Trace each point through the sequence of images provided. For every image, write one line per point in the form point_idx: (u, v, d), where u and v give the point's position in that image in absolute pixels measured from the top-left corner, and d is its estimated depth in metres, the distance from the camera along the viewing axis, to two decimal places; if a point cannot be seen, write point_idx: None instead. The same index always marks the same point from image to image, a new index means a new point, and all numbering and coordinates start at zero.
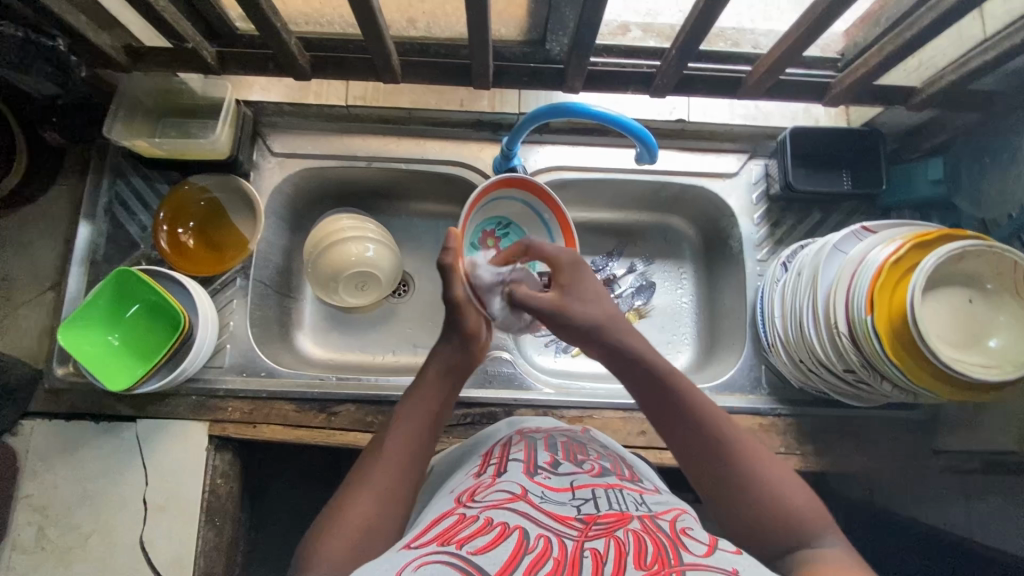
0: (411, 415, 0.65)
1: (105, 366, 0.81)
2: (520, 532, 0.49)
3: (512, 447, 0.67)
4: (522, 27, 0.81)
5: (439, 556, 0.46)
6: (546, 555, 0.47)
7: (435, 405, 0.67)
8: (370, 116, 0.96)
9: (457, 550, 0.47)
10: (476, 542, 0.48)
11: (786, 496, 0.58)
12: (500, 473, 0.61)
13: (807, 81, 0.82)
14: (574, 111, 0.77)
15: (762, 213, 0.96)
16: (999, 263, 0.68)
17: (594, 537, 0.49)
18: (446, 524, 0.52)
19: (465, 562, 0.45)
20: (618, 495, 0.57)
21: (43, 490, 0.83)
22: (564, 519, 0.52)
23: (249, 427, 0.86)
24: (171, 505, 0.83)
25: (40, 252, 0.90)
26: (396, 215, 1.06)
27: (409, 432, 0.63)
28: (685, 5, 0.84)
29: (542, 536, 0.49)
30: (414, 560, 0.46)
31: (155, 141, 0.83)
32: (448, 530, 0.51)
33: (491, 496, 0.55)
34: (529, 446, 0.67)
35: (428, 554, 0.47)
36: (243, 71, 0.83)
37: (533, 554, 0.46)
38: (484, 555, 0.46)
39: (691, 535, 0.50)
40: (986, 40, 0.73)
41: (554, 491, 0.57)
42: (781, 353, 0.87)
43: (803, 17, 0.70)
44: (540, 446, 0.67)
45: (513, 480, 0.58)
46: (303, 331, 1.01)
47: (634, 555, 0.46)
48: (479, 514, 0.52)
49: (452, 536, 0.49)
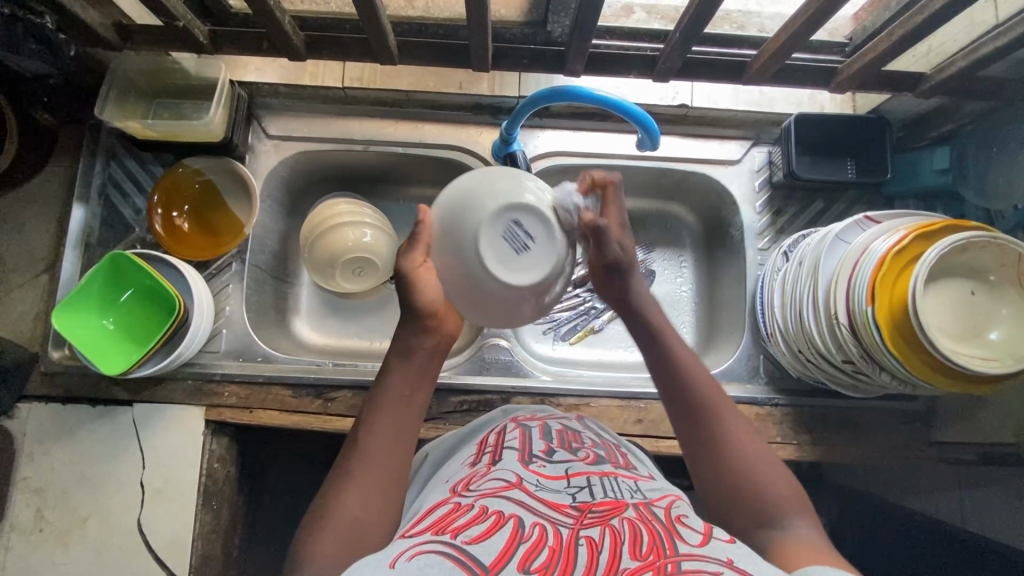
0: (384, 406, 0.64)
1: (100, 350, 0.80)
2: (515, 520, 0.49)
3: (507, 434, 0.67)
4: (524, 7, 0.81)
5: (434, 545, 0.46)
6: (541, 543, 0.47)
7: (407, 391, 0.65)
8: (367, 98, 0.94)
9: (452, 540, 0.47)
10: (471, 531, 0.48)
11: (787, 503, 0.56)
12: (495, 461, 0.61)
13: (812, 67, 0.80)
14: (575, 96, 0.75)
15: (765, 201, 0.95)
16: (1004, 256, 0.67)
17: (588, 526, 0.49)
18: (440, 513, 0.52)
19: (460, 551, 0.45)
20: (612, 483, 0.57)
21: (39, 472, 0.83)
22: (558, 507, 0.52)
23: (245, 413, 0.86)
24: (169, 488, 0.83)
25: (33, 234, 0.89)
26: (395, 201, 1.05)
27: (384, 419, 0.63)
28: None
29: (537, 524, 0.49)
30: (409, 549, 0.46)
31: (147, 123, 0.82)
32: (443, 519, 0.51)
33: (486, 485, 0.56)
34: (524, 433, 0.67)
35: (423, 543, 0.47)
36: (235, 49, 0.80)
37: (529, 543, 0.47)
38: (480, 545, 0.46)
39: (686, 522, 0.51)
40: (999, 23, 0.70)
41: (549, 480, 0.57)
42: (780, 343, 0.86)
43: (809, 1, 0.67)
44: (535, 434, 0.67)
45: (507, 468, 0.58)
46: (300, 316, 1.00)
47: (629, 544, 0.46)
48: (474, 504, 0.52)
49: (447, 524, 0.50)
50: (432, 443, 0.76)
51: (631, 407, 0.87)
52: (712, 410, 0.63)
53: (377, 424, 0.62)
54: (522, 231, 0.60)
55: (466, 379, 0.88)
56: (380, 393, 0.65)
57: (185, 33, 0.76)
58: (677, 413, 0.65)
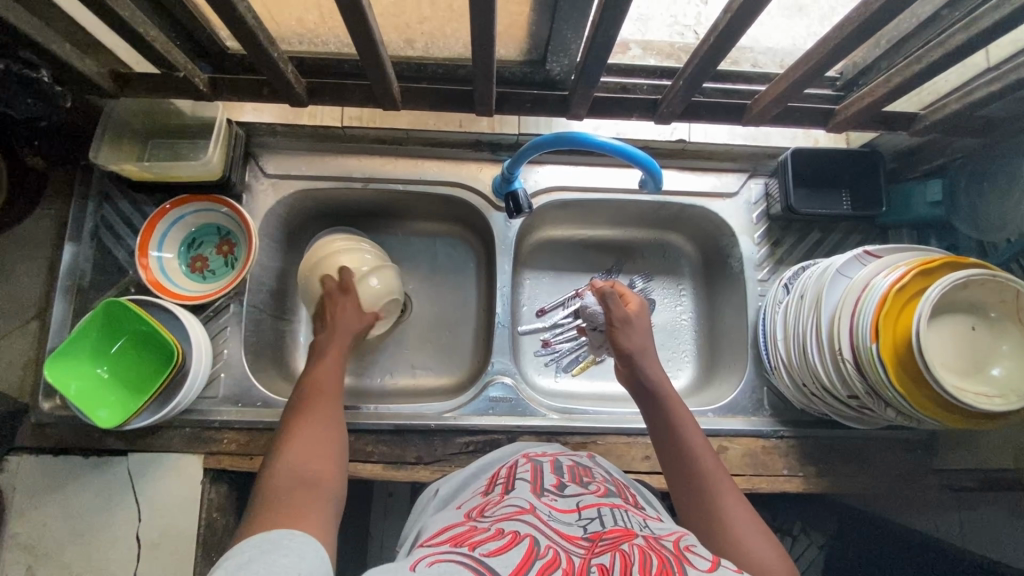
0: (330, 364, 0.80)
1: (96, 400, 0.78)
2: (531, 540, 0.50)
3: (519, 467, 0.68)
4: (522, 48, 0.80)
5: (452, 556, 0.47)
6: (555, 563, 0.46)
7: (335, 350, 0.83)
8: (366, 136, 0.93)
9: (469, 552, 0.47)
10: (488, 546, 0.48)
11: (762, 555, 0.58)
12: (508, 490, 0.61)
13: (810, 109, 0.81)
14: (577, 141, 0.75)
15: (762, 232, 0.96)
16: (1003, 293, 0.68)
17: (600, 554, 0.48)
18: (457, 530, 0.53)
19: (477, 562, 0.46)
20: (623, 515, 0.57)
21: (30, 527, 0.80)
22: (571, 538, 0.51)
23: (246, 460, 0.84)
24: (167, 541, 0.81)
25: (21, 280, 0.86)
26: (394, 236, 1.04)
27: (313, 415, 0.70)
28: (674, 11, 0.87)
29: (550, 546, 0.49)
30: (427, 557, 0.48)
31: (144, 164, 0.80)
32: (461, 534, 0.52)
33: (501, 511, 0.56)
34: (535, 467, 0.67)
35: (441, 552, 0.48)
36: (236, 97, 0.78)
37: (544, 560, 0.46)
38: (496, 558, 0.46)
39: (695, 551, 0.51)
40: (991, 68, 0.72)
41: (561, 512, 0.56)
42: (784, 376, 0.87)
43: (809, 49, 0.68)
44: (546, 468, 0.67)
45: (521, 497, 0.58)
46: (299, 353, 0.99)
47: (640, 565, 0.46)
48: (490, 526, 0.53)
49: (466, 539, 0.51)
50: (440, 480, 0.74)
51: (638, 443, 0.87)
52: (705, 472, 0.66)
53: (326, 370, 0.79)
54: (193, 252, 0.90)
55: (470, 419, 0.87)
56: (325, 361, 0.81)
57: (184, 82, 0.74)
58: (679, 476, 0.67)
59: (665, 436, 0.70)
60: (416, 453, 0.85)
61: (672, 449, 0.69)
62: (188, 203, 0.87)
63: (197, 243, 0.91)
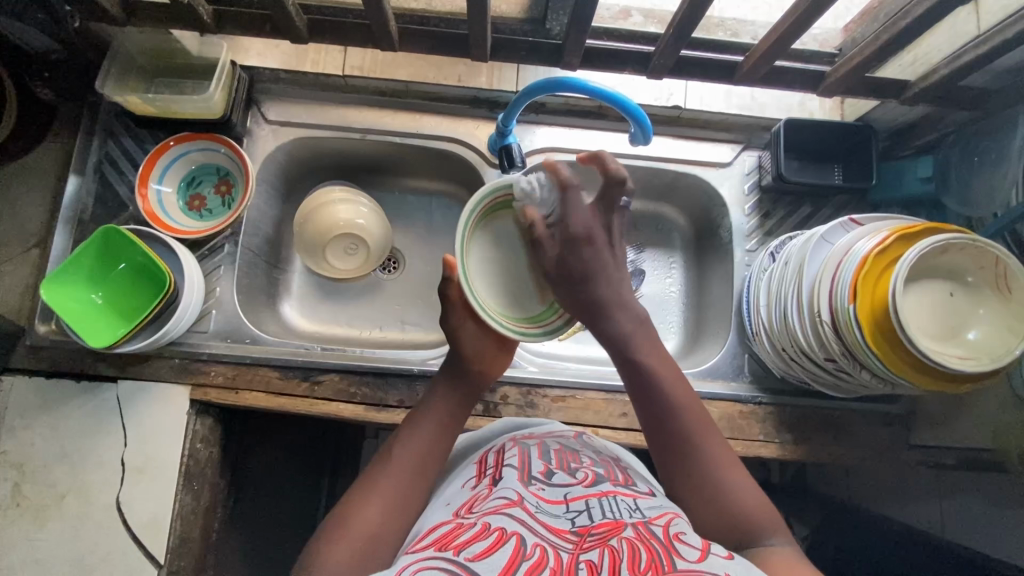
0: (428, 418, 0.69)
1: (88, 322, 0.80)
2: (517, 538, 0.50)
3: (506, 453, 0.67)
4: (523, 3, 0.82)
5: (436, 562, 0.48)
6: (542, 563, 0.48)
7: (445, 415, 0.69)
8: (367, 87, 0.95)
9: (454, 556, 0.48)
10: (473, 548, 0.49)
11: (745, 504, 0.60)
12: (496, 482, 0.61)
13: (802, 70, 0.83)
14: (571, 87, 0.76)
15: (753, 204, 0.97)
16: (982, 259, 0.68)
17: (588, 549, 0.49)
18: (444, 530, 0.54)
19: (461, 569, 0.46)
20: (612, 503, 0.57)
21: (19, 446, 0.82)
22: (558, 531, 0.52)
23: (231, 393, 0.86)
24: (150, 468, 0.83)
25: (25, 209, 0.89)
26: (390, 192, 1.06)
27: (390, 492, 0.62)
28: None
29: (538, 544, 0.50)
30: (412, 565, 0.48)
31: (147, 98, 0.83)
32: (446, 535, 0.52)
33: (489, 505, 0.56)
34: (523, 452, 0.66)
35: (425, 559, 0.49)
36: (239, 31, 0.81)
37: (530, 561, 0.47)
38: (482, 562, 0.47)
39: (684, 540, 0.51)
40: (979, 35, 0.72)
41: (549, 503, 0.57)
42: (765, 342, 0.87)
43: (796, 5, 0.70)
44: (534, 453, 0.66)
45: (509, 487, 0.58)
46: (291, 301, 1.01)
47: (628, 562, 0.47)
48: (476, 521, 0.53)
49: (450, 541, 0.51)
50: None
51: (617, 401, 0.88)
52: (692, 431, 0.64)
53: (424, 423, 0.68)
54: (189, 188, 0.93)
55: None
56: (430, 410, 0.69)
57: (190, 11, 0.76)
58: (657, 432, 0.66)
59: (640, 388, 0.67)
60: (398, 397, 0.86)
61: (647, 403, 0.67)
62: (190, 140, 0.89)
63: (197, 179, 0.93)
